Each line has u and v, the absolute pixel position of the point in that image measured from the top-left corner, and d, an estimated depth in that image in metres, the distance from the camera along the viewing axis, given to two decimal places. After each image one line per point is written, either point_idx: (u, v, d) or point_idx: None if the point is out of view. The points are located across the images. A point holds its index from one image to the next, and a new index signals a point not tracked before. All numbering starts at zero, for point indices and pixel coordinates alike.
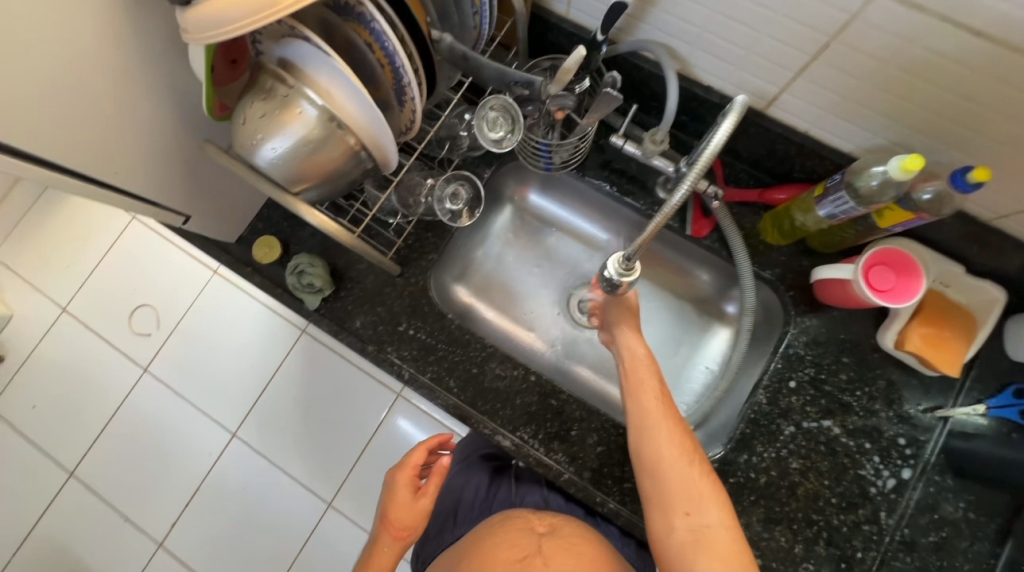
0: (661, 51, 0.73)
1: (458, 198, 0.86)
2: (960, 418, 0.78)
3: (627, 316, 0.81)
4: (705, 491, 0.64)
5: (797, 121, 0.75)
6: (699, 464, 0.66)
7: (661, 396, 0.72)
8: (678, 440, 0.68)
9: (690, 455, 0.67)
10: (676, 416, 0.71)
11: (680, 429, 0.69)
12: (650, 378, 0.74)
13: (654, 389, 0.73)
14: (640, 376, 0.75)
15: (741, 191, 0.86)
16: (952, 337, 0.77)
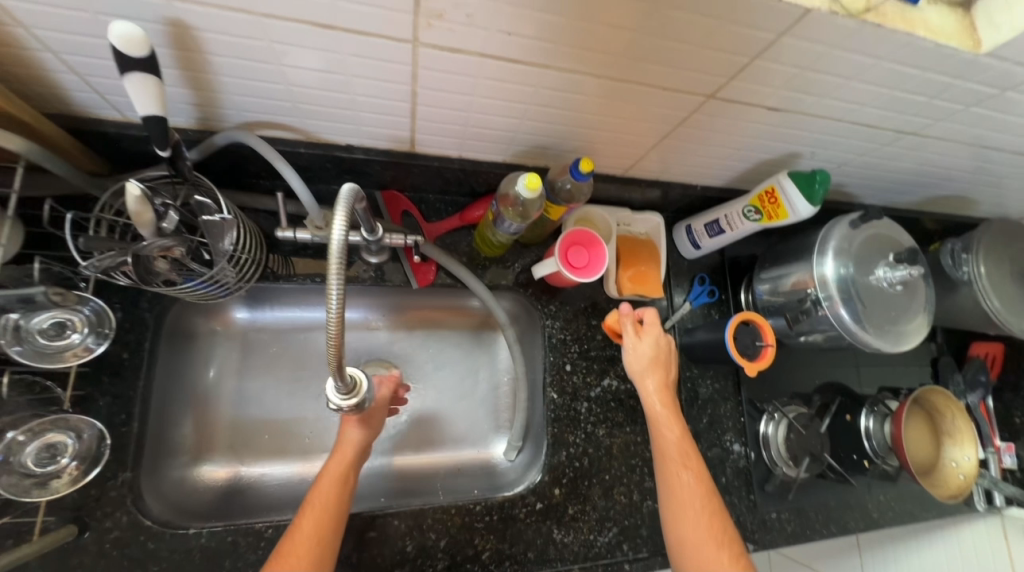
0: (257, 135, 0.61)
1: (62, 450, 0.62)
2: (681, 320, 0.96)
3: (655, 348, 0.79)
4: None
5: (445, 150, 0.74)
6: (719, 529, 0.67)
7: (688, 449, 0.74)
8: (699, 505, 0.68)
9: (711, 520, 0.67)
10: (700, 474, 0.71)
11: (704, 489, 0.70)
12: (668, 437, 0.75)
13: (671, 450, 0.74)
14: (670, 433, 0.75)
15: (442, 222, 0.84)
16: (650, 268, 0.91)
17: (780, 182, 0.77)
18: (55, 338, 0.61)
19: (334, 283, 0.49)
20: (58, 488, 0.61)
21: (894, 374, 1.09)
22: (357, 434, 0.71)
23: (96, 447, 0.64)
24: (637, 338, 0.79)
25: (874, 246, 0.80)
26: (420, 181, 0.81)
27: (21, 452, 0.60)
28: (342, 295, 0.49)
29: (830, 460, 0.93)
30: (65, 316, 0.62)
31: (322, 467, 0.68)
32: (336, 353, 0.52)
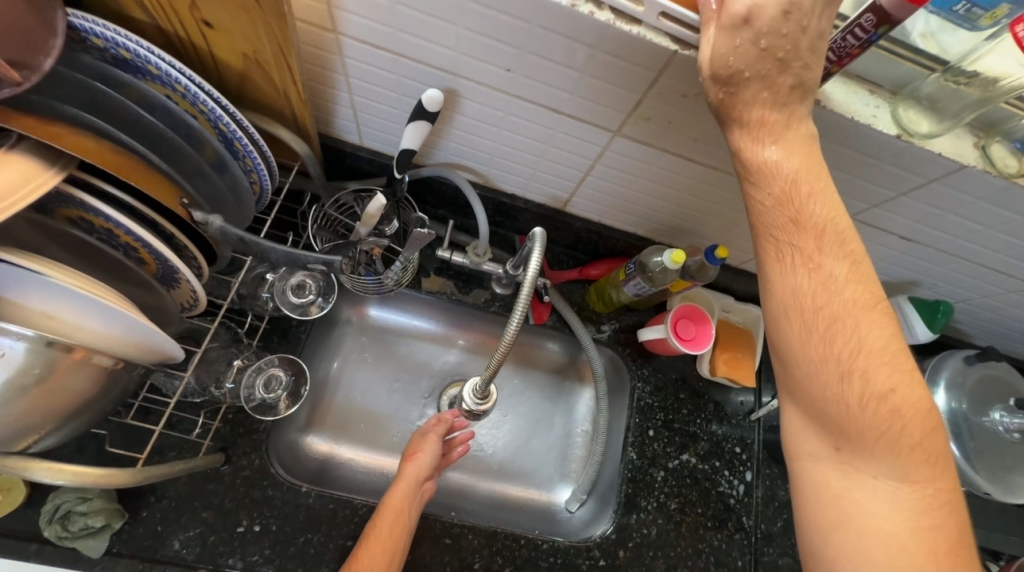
0: (456, 173, 0.77)
1: (277, 383, 0.75)
2: (768, 415, 0.97)
3: (799, 148, 0.45)
4: (881, 427, 0.45)
5: (590, 214, 0.85)
6: (920, 407, 0.46)
7: (856, 304, 0.46)
8: (886, 370, 0.45)
9: (916, 409, 0.46)
10: (880, 338, 0.46)
11: (896, 347, 0.46)
12: (814, 323, 0.46)
13: (827, 342, 0.46)
14: (815, 298, 0.46)
15: (564, 272, 0.94)
16: (745, 356, 0.96)
17: (899, 305, 0.81)
18: (299, 296, 0.76)
19: (516, 315, 0.59)
20: (279, 411, 0.74)
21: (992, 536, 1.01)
22: (411, 469, 0.78)
23: (298, 386, 0.76)
24: (792, 152, 0.45)
25: (990, 387, 0.80)
26: (556, 234, 0.93)
27: (247, 387, 0.72)
28: (520, 323, 0.60)
29: None
30: (304, 279, 0.77)
31: (386, 491, 0.75)
32: (499, 363, 0.66)
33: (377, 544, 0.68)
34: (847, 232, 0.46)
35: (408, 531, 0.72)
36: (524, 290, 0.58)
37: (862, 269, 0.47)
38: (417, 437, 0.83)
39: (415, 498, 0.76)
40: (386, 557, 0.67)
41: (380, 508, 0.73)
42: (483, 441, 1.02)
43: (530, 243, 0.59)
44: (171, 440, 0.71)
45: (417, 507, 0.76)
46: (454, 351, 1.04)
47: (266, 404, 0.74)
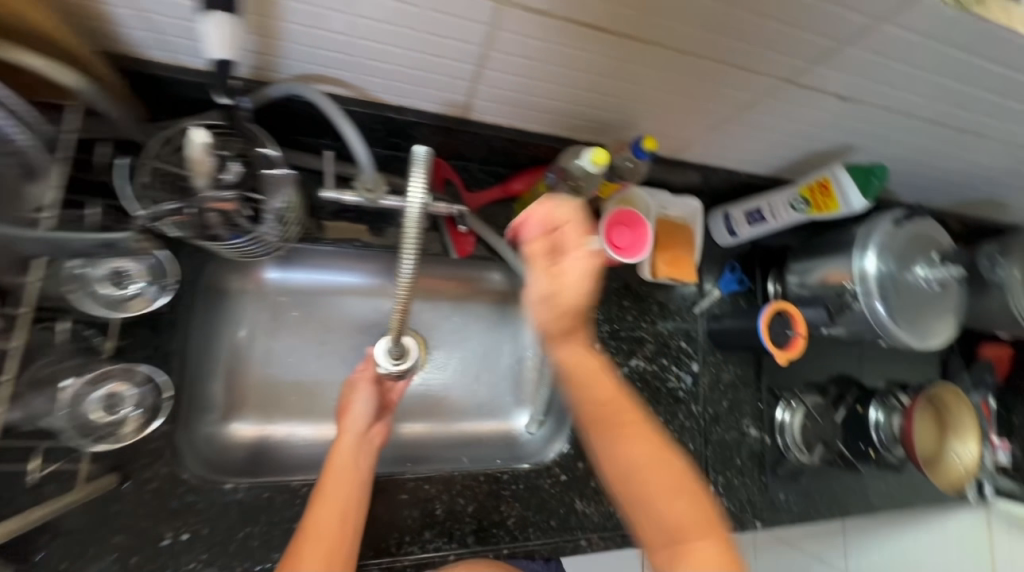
0: (313, 88, 0.59)
1: (121, 400, 0.65)
2: (709, 306, 0.97)
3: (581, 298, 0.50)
4: (694, 530, 0.46)
5: (500, 119, 0.71)
6: (705, 526, 0.46)
7: (603, 408, 0.51)
8: (684, 492, 0.47)
9: (698, 534, 0.45)
10: (649, 453, 0.49)
11: (683, 472, 0.49)
12: (620, 462, 0.49)
13: (631, 450, 0.49)
14: (620, 427, 0.50)
15: (484, 193, 0.82)
16: (685, 253, 0.92)
17: (834, 174, 0.76)
18: (116, 289, 0.67)
19: (407, 254, 0.49)
20: (126, 435, 0.64)
21: (903, 373, 1.13)
22: (349, 423, 0.71)
23: (153, 398, 0.67)
24: (557, 345, 0.53)
25: (915, 244, 0.80)
26: (467, 150, 0.79)
27: (83, 404, 0.62)
28: (415, 265, 0.49)
29: (840, 449, 0.97)
30: (121, 265, 0.67)
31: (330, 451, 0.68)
32: (401, 316, 0.57)
33: (328, 507, 0.61)
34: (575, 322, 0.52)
35: (365, 484, 0.66)
36: (410, 219, 0.48)
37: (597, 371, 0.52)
38: (348, 390, 0.76)
39: (364, 455, 0.70)
40: (338, 520, 0.60)
41: (326, 471, 0.66)
42: (432, 386, 0.97)
43: (410, 165, 0.46)
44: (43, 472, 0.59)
45: (370, 459, 0.70)
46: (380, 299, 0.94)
47: (108, 429, 0.63)
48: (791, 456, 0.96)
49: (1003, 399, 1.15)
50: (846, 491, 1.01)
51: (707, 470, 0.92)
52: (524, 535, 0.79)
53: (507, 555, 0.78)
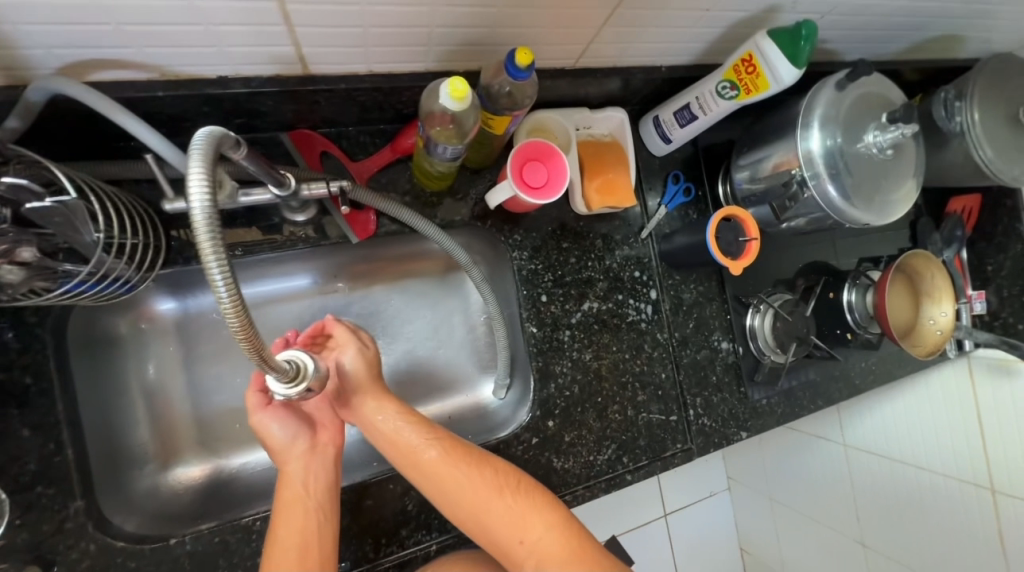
0: (77, 83, 0.46)
1: None
2: (658, 226, 0.89)
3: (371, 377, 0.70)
4: (528, 535, 0.59)
5: (352, 67, 0.58)
6: (533, 518, 0.60)
7: (416, 452, 0.64)
8: (512, 497, 0.61)
9: (532, 528, 0.59)
10: (473, 480, 0.62)
11: (508, 478, 0.63)
12: (452, 486, 0.62)
13: (453, 478, 0.62)
14: (434, 471, 0.63)
15: (372, 159, 0.72)
16: (617, 174, 0.82)
17: (758, 46, 0.65)
18: None
19: (215, 266, 0.36)
20: None
21: (872, 247, 1.08)
22: (285, 451, 0.64)
23: None
24: (367, 403, 0.68)
25: (865, 108, 0.71)
26: (333, 113, 0.66)
27: None
28: (230, 280, 0.36)
29: (816, 341, 0.94)
30: None
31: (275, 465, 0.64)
32: (255, 350, 0.41)
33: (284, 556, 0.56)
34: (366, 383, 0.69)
35: (329, 505, 0.62)
36: (198, 221, 0.35)
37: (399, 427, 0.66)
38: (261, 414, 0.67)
39: (313, 474, 0.64)
40: (303, 520, 0.59)
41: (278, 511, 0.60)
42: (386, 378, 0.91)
43: (188, 156, 0.36)
44: None
45: (328, 475, 0.65)
46: (302, 299, 0.88)
47: None
48: (768, 359, 0.92)
49: (976, 250, 1.11)
50: (827, 379, 0.99)
51: (683, 395, 0.88)
52: None
53: None
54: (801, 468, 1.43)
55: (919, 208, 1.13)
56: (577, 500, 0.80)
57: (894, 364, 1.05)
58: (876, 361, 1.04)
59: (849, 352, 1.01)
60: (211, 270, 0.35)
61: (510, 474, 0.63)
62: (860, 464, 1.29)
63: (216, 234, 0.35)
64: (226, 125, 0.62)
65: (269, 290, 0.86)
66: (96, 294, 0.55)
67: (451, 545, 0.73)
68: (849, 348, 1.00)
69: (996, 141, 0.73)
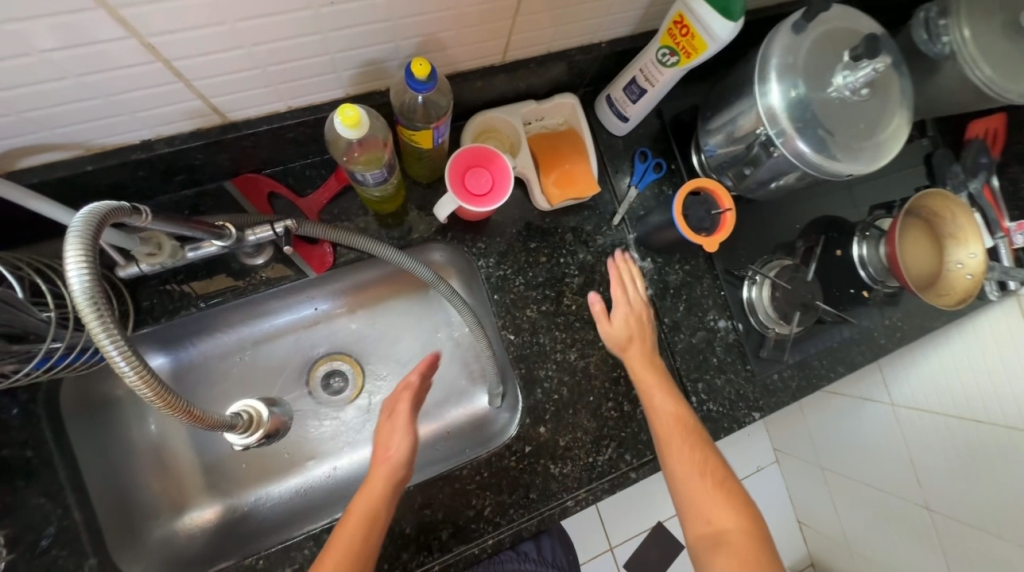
0: None
1: None
2: (631, 209, 0.84)
3: (629, 320, 0.76)
4: (736, 539, 0.58)
5: (269, 106, 0.58)
6: (733, 516, 0.60)
7: (665, 413, 0.69)
8: (715, 486, 0.62)
9: (724, 516, 0.60)
10: (693, 454, 0.65)
11: (718, 472, 0.64)
12: (673, 446, 0.66)
13: (675, 443, 0.66)
14: (669, 431, 0.68)
15: (319, 192, 0.71)
16: (575, 164, 0.78)
17: (688, 4, 0.60)
18: None
19: (110, 343, 0.38)
20: None
21: (882, 193, 0.98)
22: (385, 463, 0.64)
23: None
24: (630, 348, 0.75)
25: (827, 49, 0.65)
26: (270, 153, 0.66)
27: None
28: (133, 357, 0.39)
29: (824, 306, 0.86)
30: None
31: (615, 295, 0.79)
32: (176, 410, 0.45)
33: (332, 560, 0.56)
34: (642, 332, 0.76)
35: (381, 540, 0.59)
36: (82, 302, 0.36)
37: (652, 387, 0.72)
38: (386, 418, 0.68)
39: (374, 526, 0.59)
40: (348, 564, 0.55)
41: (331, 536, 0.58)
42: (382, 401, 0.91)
43: (68, 237, 0.37)
44: None
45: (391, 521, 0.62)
46: (290, 336, 0.90)
47: None
48: (774, 332, 0.85)
49: None
50: (847, 344, 0.91)
51: (683, 382, 0.83)
52: (504, 519, 0.75)
53: (494, 544, 0.74)
54: (849, 434, 1.30)
55: (935, 141, 1.01)
56: (579, 505, 0.77)
57: (927, 317, 0.94)
58: (904, 315, 0.94)
59: (871, 311, 0.92)
60: (108, 349, 0.38)
61: (722, 470, 0.64)
62: (910, 423, 1.14)
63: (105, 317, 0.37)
64: (169, 183, 0.64)
65: (252, 332, 0.86)
66: (72, 366, 0.60)
67: (453, 566, 0.72)
68: (867, 307, 0.92)
69: (993, 55, 0.66)
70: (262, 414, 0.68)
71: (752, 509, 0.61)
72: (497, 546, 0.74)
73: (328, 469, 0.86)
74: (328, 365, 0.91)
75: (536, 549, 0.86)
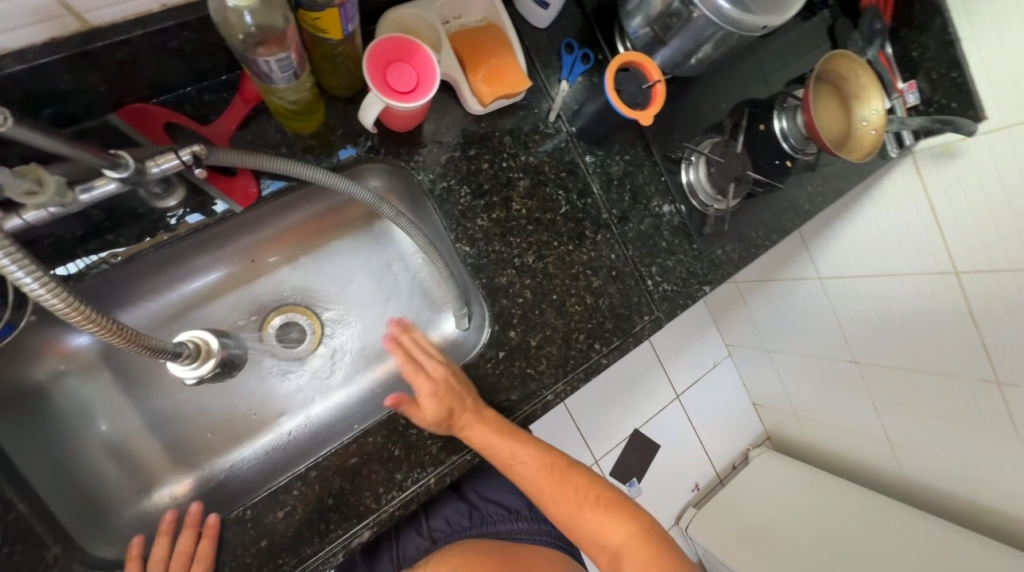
0: None
1: None
2: (566, 104, 0.83)
3: (438, 395, 0.72)
4: (609, 529, 0.75)
5: (139, 5, 0.51)
6: (622, 533, 0.74)
7: (544, 472, 0.78)
8: (599, 510, 0.76)
9: (615, 535, 0.74)
10: (569, 493, 0.77)
11: (610, 501, 0.78)
12: (548, 494, 0.77)
13: (542, 487, 0.77)
14: (544, 488, 0.77)
15: (226, 115, 0.64)
16: (502, 57, 0.74)
17: None
18: None
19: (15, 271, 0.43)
20: None
21: (795, 66, 1.02)
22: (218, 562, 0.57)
23: None
24: (473, 426, 0.73)
25: None
26: (157, 73, 0.58)
27: None
28: (41, 277, 0.43)
29: (753, 177, 0.92)
30: None
31: (422, 384, 0.73)
32: (115, 335, 0.50)
33: None
34: (468, 394, 0.74)
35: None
36: None
37: (551, 467, 0.78)
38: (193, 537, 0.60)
39: None
40: None
41: None
42: (346, 345, 0.88)
43: None
44: None
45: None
46: (229, 294, 0.83)
47: None
48: (714, 208, 0.90)
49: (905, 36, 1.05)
50: (778, 214, 0.98)
51: (638, 268, 0.87)
52: None
53: None
54: (791, 310, 1.42)
55: (839, 11, 1.06)
56: (559, 398, 0.80)
57: (842, 178, 1.02)
58: (823, 180, 1.01)
59: (795, 179, 0.99)
60: (14, 272, 0.42)
61: (619, 499, 0.78)
62: (835, 287, 1.28)
63: (2, 240, 0.41)
64: (38, 119, 0.55)
65: (185, 294, 0.79)
66: None
67: (449, 476, 0.74)
68: (791, 176, 0.98)
69: None
70: (210, 345, 0.70)
71: (641, 514, 0.77)
72: (489, 449, 0.76)
73: (302, 419, 0.83)
74: (280, 319, 0.86)
75: (526, 507, 0.88)
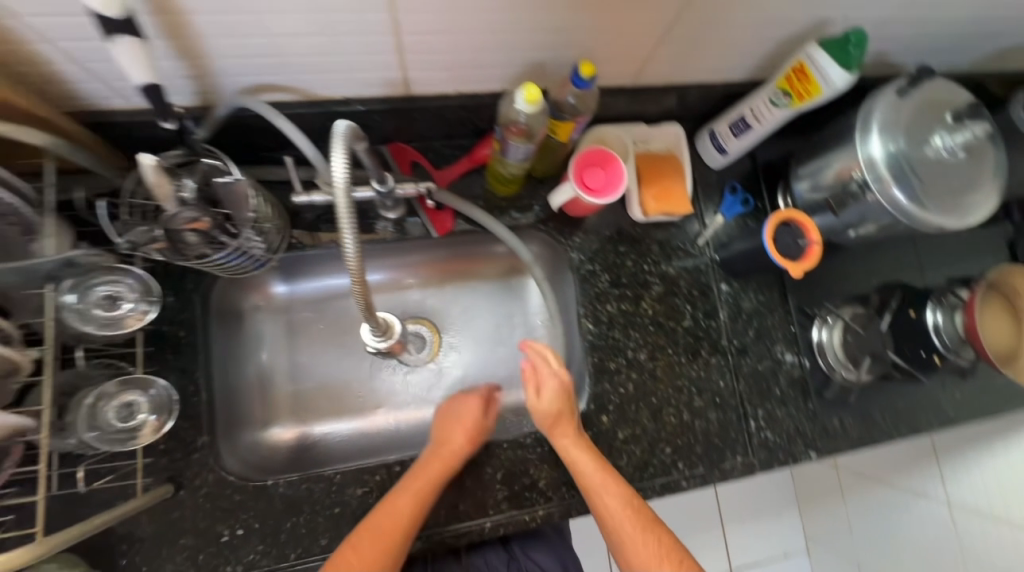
0: (253, 98, 0.65)
1: (138, 407, 0.70)
2: (715, 234, 0.91)
3: (557, 396, 0.76)
4: None
5: (442, 87, 0.73)
6: None
7: (594, 473, 0.71)
8: None
9: None
10: (644, 549, 0.68)
11: (666, 552, 0.68)
12: (625, 535, 0.69)
13: (607, 501, 0.70)
14: (601, 505, 0.70)
15: (453, 167, 0.83)
16: (674, 182, 0.87)
17: (808, 55, 0.70)
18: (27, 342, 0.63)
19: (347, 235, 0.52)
20: (143, 437, 0.69)
21: (962, 267, 1.00)
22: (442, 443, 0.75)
23: (165, 402, 0.72)
24: (562, 430, 0.74)
25: (928, 112, 0.72)
26: (426, 129, 0.80)
27: (101, 413, 0.68)
28: (357, 246, 0.52)
29: (892, 358, 0.88)
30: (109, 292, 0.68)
31: (530, 393, 0.78)
32: (364, 299, 0.59)
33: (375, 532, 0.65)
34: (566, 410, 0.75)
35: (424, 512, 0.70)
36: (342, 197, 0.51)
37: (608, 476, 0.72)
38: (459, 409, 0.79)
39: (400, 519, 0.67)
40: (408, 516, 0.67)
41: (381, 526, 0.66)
42: (452, 370, 0.99)
43: (336, 139, 0.51)
44: (115, 489, 0.69)
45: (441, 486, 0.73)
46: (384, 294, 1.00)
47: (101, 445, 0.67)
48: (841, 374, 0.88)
49: None
50: (911, 408, 0.91)
51: (744, 404, 0.86)
52: (558, 494, 0.79)
53: (544, 516, 0.77)
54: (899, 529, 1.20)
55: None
56: None
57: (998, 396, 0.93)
58: (973, 391, 0.93)
59: (939, 377, 0.93)
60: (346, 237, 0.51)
61: (675, 551, 0.69)
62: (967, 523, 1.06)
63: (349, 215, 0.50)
64: None
65: None
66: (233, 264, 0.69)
67: (505, 526, 0.76)
68: (937, 374, 0.92)
69: None
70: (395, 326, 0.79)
71: None
72: (549, 518, 0.78)
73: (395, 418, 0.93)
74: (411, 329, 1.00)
75: None
